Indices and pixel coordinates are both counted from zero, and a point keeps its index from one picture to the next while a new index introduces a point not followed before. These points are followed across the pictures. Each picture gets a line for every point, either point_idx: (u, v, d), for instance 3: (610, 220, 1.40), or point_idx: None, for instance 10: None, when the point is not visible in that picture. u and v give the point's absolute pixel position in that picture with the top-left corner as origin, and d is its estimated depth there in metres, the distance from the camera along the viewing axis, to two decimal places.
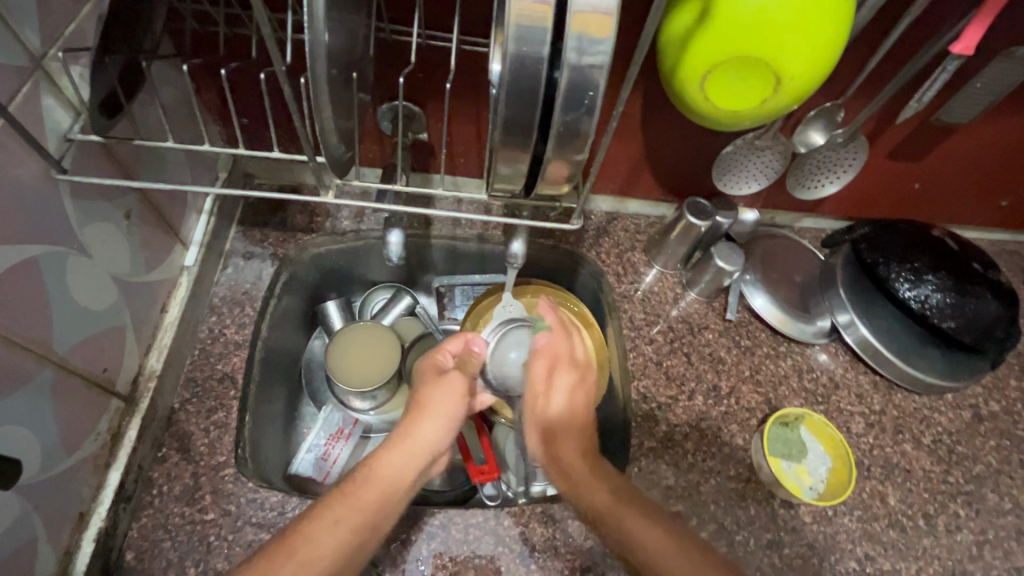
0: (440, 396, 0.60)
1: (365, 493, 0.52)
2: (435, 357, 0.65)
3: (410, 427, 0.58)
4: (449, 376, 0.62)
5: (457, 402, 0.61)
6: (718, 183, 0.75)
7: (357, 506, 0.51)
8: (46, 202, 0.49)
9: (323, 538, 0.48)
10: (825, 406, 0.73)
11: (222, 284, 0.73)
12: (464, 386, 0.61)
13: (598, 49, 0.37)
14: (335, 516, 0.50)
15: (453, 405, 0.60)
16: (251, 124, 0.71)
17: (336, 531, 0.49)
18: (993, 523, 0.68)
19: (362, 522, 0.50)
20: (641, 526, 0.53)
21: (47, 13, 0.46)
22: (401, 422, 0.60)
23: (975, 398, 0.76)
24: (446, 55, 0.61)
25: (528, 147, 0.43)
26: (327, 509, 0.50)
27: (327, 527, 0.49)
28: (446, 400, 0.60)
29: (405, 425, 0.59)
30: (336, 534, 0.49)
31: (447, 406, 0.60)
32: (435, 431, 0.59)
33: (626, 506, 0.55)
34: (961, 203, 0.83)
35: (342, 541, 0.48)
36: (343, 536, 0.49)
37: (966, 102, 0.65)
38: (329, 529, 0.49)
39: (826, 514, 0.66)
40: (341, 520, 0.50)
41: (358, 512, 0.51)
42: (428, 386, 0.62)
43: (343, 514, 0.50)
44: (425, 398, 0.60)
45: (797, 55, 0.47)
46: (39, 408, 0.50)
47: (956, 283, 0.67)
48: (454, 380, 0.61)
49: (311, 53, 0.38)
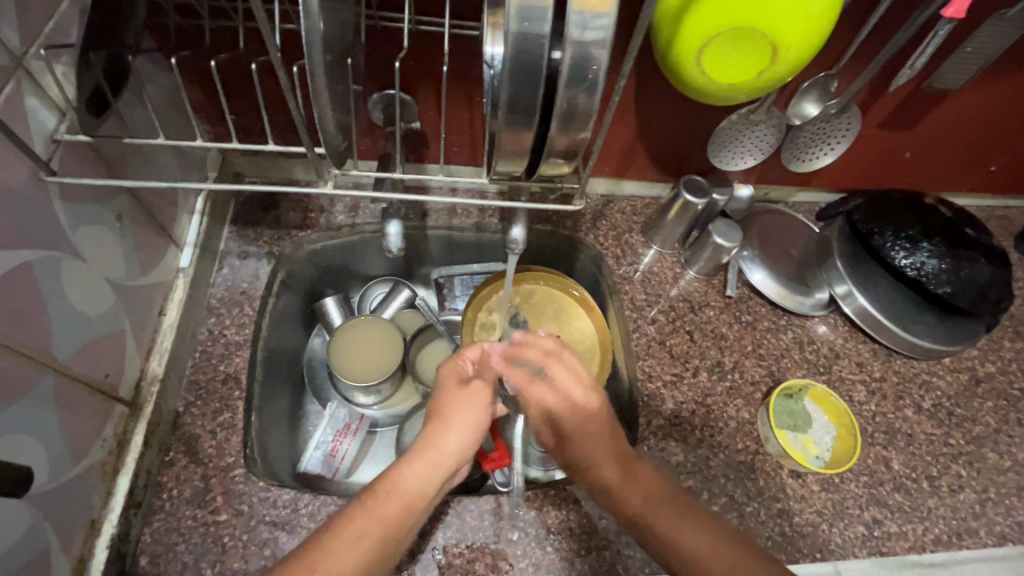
0: (465, 406, 0.58)
1: (386, 505, 0.50)
2: (456, 363, 0.61)
3: (434, 437, 0.56)
4: (473, 387, 0.60)
5: (481, 414, 0.59)
6: (713, 158, 0.76)
7: (380, 521, 0.49)
8: (36, 207, 0.48)
9: (346, 553, 0.46)
10: (827, 376, 0.74)
11: (219, 284, 0.72)
12: (488, 397, 0.60)
13: (600, 23, 0.36)
14: (358, 528, 0.47)
15: (476, 418, 0.58)
16: (240, 120, 0.70)
17: (359, 544, 0.47)
18: (994, 481, 0.70)
19: (386, 534, 0.48)
20: (670, 525, 0.51)
21: (26, 10, 0.44)
22: (424, 431, 0.57)
23: (971, 361, 0.78)
24: (437, 40, 0.60)
25: (532, 127, 0.42)
26: (351, 520, 0.48)
27: (349, 541, 0.46)
28: (470, 411, 0.58)
29: (428, 435, 0.57)
30: (359, 548, 0.46)
31: (469, 417, 0.58)
32: (460, 442, 0.57)
33: (661, 500, 0.53)
34: (951, 169, 0.84)
35: (366, 556, 0.46)
36: (365, 550, 0.47)
37: (957, 67, 0.67)
38: (351, 544, 0.46)
39: (833, 481, 0.67)
40: (365, 533, 0.47)
41: (381, 524, 0.49)
42: (450, 397, 0.59)
43: (366, 525, 0.48)
44: (448, 408, 0.58)
45: (795, 23, 0.47)
46: (41, 418, 0.49)
47: (950, 249, 0.68)
48: (478, 391, 0.60)
49: (308, 39, 0.37)
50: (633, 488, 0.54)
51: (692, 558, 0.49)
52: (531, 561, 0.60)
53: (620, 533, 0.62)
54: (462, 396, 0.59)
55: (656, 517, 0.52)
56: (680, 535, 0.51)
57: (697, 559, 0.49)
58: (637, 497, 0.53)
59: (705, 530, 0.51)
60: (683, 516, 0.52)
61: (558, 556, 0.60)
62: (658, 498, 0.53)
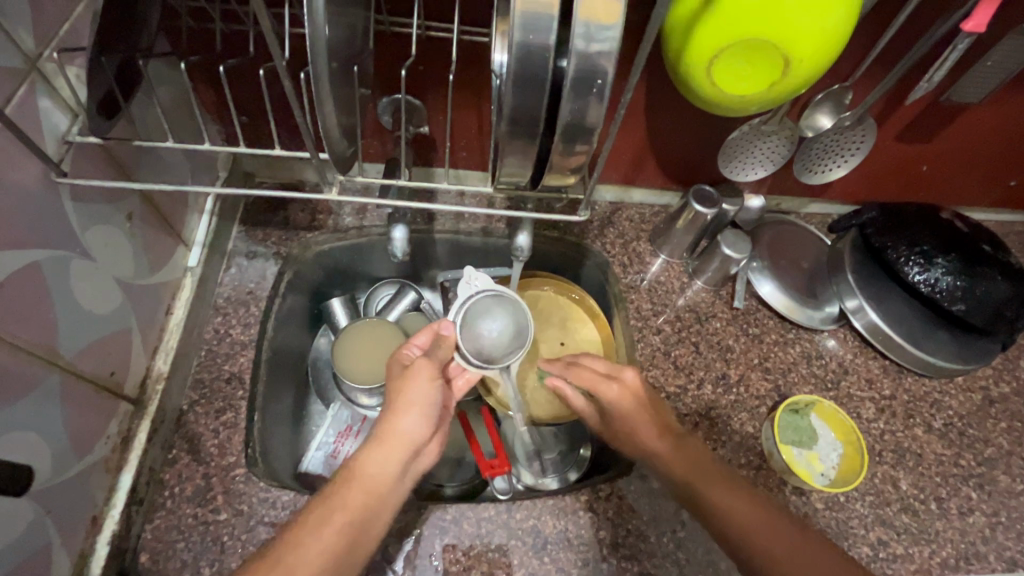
0: (413, 386, 0.54)
1: (346, 494, 0.49)
2: (401, 351, 0.59)
3: (387, 424, 0.53)
4: (416, 364, 0.56)
5: (429, 390, 0.54)
6: (723, 170, 0.75)
7: (341, 508, 0.49)
8: (46, 208, 0.48)
9: (307, 546, 0.45)
10: (835, 393, 0.73)
11: (226, 284, 0.73)
12: (434, 369, 0.56)
13: (606, 36, 0.36)
14: (319, 520, 0.47)
15: (427, 396, 0.54)
16: (250, 121, 0.70)
17: (321, 536, 0.46)
18: (1005, 505, 0.68)
19: (347, 522, 0.48)
20: (720, 492, 0.52)
21: (40, 13, 0.45)
22: (378, 422, 0.54)
23: (985, 380, 0.76)
24: (446, 46, 0.60)
25: (535, 139, 0.42)
26: (311, 515, 0.48)
27: (311, 532, 0.46)
28: (419, 391, 0.54)
29: (381, 423, 0.53)
30: (319, 538, 0.46)
31: (422, 399, 0.54)
32: (415, 424, 0.53)
33: (709, 472, 0.53)
34: (969, 183, 0.82)
35: (329, 550, 0.46)
36: (328, 541, 0.46)
37: (976, 80, 0.65)
38: (313, 533, 0.46)
39: (838, 500, 0.66)
40: (326, 522, 0.47)
41: (340, 514, 0.48)
42: (397, 383, 0.56)
43: (327, 516, 0.48)
44: (396, 394, 0.55)
45: (808, 34, 0.46)
46: (47, 414, 0.49)
47: (966, 265, 0.66)
48: (420, 367, 0.55)
49: (313, 48, 0.37)
50: (680, 455, 0.55)
51: (733, 523, 0.50)
52: (527, 570, 0.60)
53: (619, 544, 0.62)
54: (408, 377, 0.56)
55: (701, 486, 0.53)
56: (727, 502, 0.51)
57: (741, 523, 0.49)
58: (682, 464, 0.55)
59: (756, 505, 0.50)
60: (727, 483, 0.53)
61: (555, 567, 0.60)
62: (703, 469, 0.54)
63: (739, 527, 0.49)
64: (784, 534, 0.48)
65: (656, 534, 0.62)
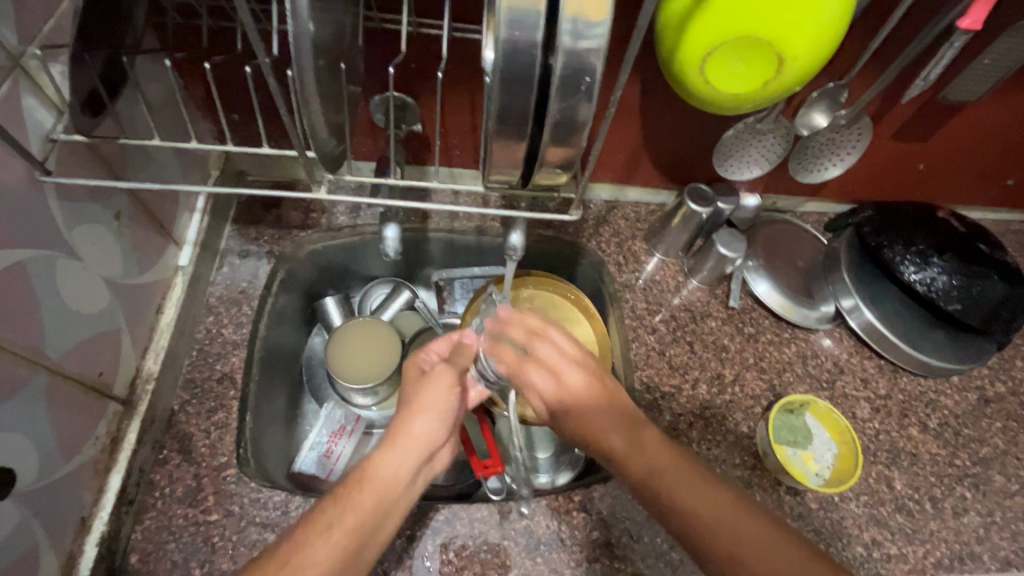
0: (431, 391, 0.57)
1: (358, 494, 0.49)
2: (417, 356, 0.62)
3: (403, 425, 0.54)
4: (435, 370, 0.58)
5: (447, 395, 0.57)
6: (719, 168, 0.74)
7: (352, 510, 0.48)
8: (32, 207, 0.48)
9: (319, 546, 0.44)
10: (830, 392, 0.73)
11: (218, 284, 0.72)
12: (452, 376, 0.58)
13: (595, 32, 0.35)
14: (330, 520, 0.46)
15: (445, 400, 0.57)
16: (241, 118, 0.70)
17: (331, 536, 0.45)
18: (1000, 505, 0.68)
19: (358, 524, 0.47)
20: (690, 494, 0.47)
21: (24, 9, 0.44)
22: (393, 423, 0.55)
23: (981, 380, 0.76)
24: (437, 43, 0.59)
25: (524, 137, 0.42)
26: (321, 515, 0.47)
27: (322, 533, 0.45)
28: (436, 396, 0.56)
29: (397, 425, 0.55)
30: (330, 539, 0.45)
31: (439, 402, 0.56)
32: (430, 427, 0.55)
33: (673, 471, 0.49)
34: (966, 182, 0.81)
35: (340, 550, 0.45)
36: (339, 541, 0.45)
37: (973, 78, 0.64)
38: (324, 533, 0.45)
39: (832, 500, 0.66)
40: (337, 524, 0.46)
41: (352, 515, 0.47)
42: (413, 388, 0.58)
43: (338, 517, 0.47)
44: (413, 397, 0.57)
45: (801, 32, 0.46)
46: (32, 414, 0.49)
47: (962, 265, 0.66)
48: (442, 374, 0.58)
49: (297, 44, 0.37)
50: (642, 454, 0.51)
51: (703, 526, 0.45)
52: (521, 571, 0.59)
53: (613, 545, 0.61)
54: (425, 383, 0.58)
55: (666, 487, 0.48)
56: (697, 504, 0.47)
57: (712, 524, 0.45)
58: (643, 465, 0.51)
59: (725, 499, 0.47)
60: (697, 481, 0.48)
61: (548, 567, 0.60)
62: (669, 470, 0.49)
63: (708, 527, 0.45)
64: (764, 537, 0.44)
65: (650, 534, 0.62)
